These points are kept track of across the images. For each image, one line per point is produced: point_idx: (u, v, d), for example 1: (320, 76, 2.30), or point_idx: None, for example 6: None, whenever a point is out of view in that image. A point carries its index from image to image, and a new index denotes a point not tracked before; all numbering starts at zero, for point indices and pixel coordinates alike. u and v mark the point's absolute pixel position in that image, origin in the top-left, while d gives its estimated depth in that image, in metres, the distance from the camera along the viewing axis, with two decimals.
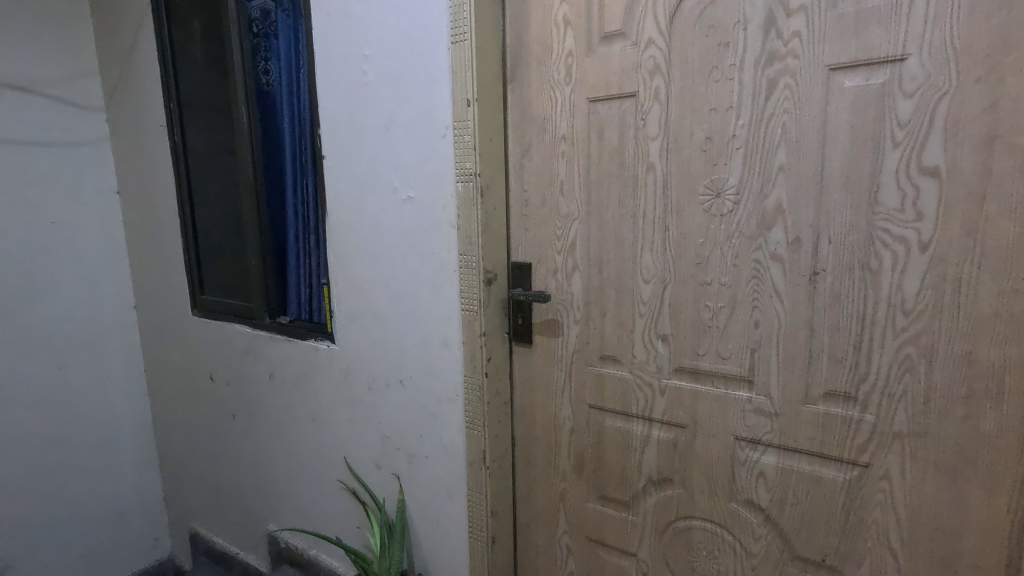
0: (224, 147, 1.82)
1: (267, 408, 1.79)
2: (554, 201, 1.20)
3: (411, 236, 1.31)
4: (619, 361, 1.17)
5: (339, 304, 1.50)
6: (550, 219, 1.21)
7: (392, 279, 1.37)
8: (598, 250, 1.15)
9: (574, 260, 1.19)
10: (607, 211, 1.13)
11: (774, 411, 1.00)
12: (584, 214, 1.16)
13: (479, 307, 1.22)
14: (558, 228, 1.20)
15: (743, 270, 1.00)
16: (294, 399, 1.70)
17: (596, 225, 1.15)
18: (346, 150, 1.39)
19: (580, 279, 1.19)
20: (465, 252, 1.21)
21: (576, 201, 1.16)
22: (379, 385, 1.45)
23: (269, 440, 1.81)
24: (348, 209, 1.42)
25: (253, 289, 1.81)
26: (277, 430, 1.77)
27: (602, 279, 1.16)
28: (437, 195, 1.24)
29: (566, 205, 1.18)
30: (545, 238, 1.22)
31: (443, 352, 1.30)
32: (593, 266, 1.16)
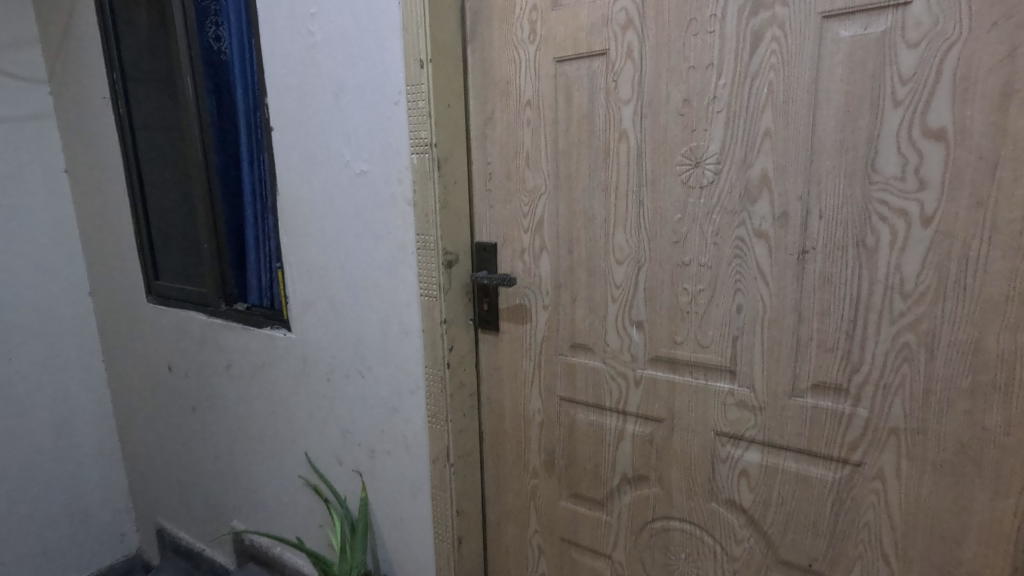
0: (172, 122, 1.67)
1: (227, 400, 1.69)
2: (520, 175, 1.08)
3: (366, 215, 1.19)
4: (591, 350, 1.07)
5: (293, 289, 1.39)
6: (516, 194, 1.10)
7: (347, 262, 1.26)
8: (568, 228, 1.04)
9: (542, 239, 1.08)
10: (576, 185, 1.02)
11: (758, 405, 0.91)
12: (551, 189, 1.05)
13: (439, 292, 1.11)
14: (524, 204, 1.09)
15: (724, 249, 0.89)
16: (252, 391, 1.60)
17: (566, 200, 1.04)
18: (295, 122, 1.27)
19: (548, 261, 1.08)
20: (422, 232, 1.10)
21: (543, 174, 1.05)
22: (338, 376, 1.35)
23: (231, 434, 1.71)
24: (300, 186, 1.30)
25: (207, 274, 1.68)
26: (238, 424, 1.68)
27: (572, 260, 1.05)
28: (391, 169, 1.13)
29: (532, 179, 1.07)
30: (512, 216, 1.11)
31: (402, 341, 1.20)
32: (562, 246, 1.06)
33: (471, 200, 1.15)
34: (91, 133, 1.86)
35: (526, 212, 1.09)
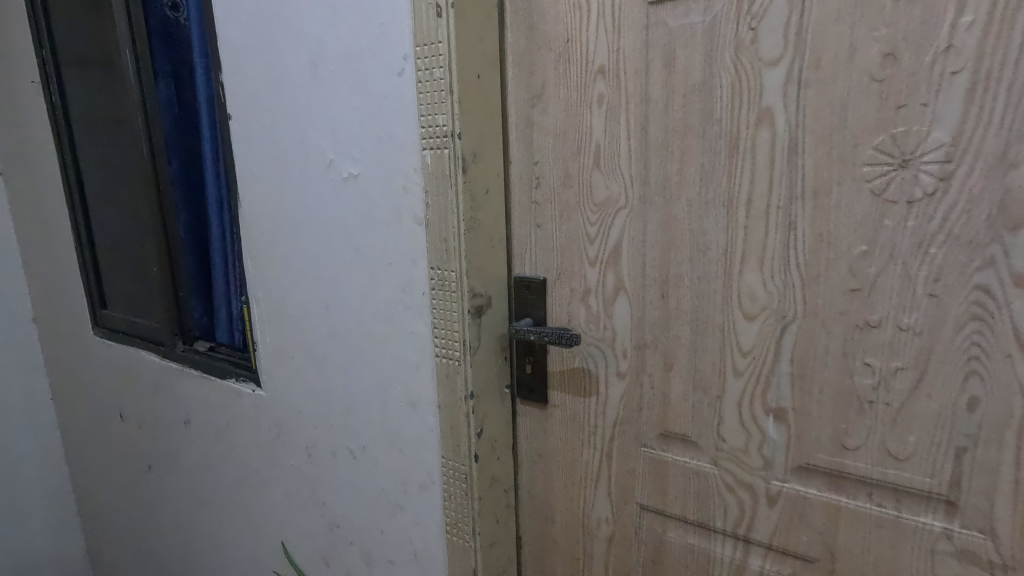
0: (112, 112, 1.30)
1: (186, 463, 1.33)
2: (585, 180, 0.73)
3: (357, 238, 0.84)
4: (694, 445, 0.71)
5: (261, 333, 1.03)
6: (578, 209, 0.74)
7: (333, 302, 0.90)
8: (662, 261, 0.69)
9: (618, 276, 0.72)
10: (679, 196, 0.66)
11: (998, 562, 0.55)
12: (636, 201, 0.69)
13: (463, 354, 0.76)
14: (590, 224, 0.73)
15: (948, 306, 0.53)
16: (215, 458, 1.24)
17: (660, 219, 0.68)
18: (256, 106, 0.90)
19: (628, 308, 0.72)
20: (439, 266, 0.74)
21: (622, 180, 0.70)
22: (321, 452, 1.00)
23: (192, 505, 1.36)
24: (266, 196, 0.94)
25: (156, 304, 1.31)
26: (200, 493, 1.33)
27: (667, 309, 0.70)
28: (393, 173, 0.77)
29: (604, 186, 0.71)
30: (571, 242, 0.75)
31: (409, 417, 0.85)
32: (651, 288, 0.70)
33: (509, 216, 0.80)
34: (22, 126, 1.51)
35: (594, 235, 0.73)
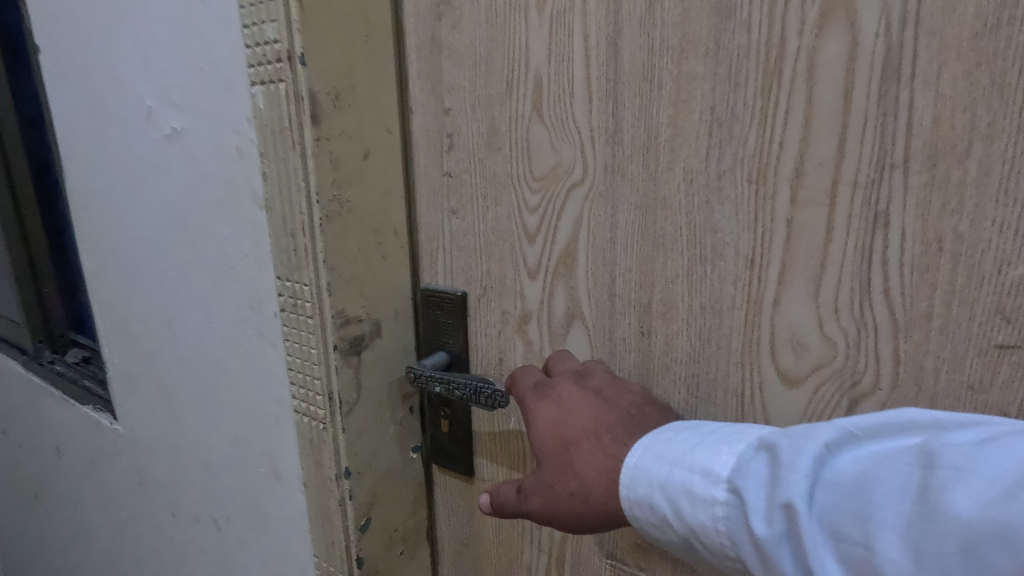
0: None
1: (54, 505, 1.06)
2: (519, 140, 0.44)
3: (193, 227, 0.56)
4: (688, 567, 0.45)
5: (109, 352, 0.76)
6: (510, 186, 0.46)
7: (177, 318, 0.63)
8: (642, 276, 0.41)
9: (572, 297, 0.45)
10: (673, 165, 0.38)
11: None
12: (601, 173, 0.41)
13: (330, 414, 0.48)
14: (527, 211, 0.45)
15: None
16: (82, 501, 0.98)
17: (638, 205, 0.40)
18: (59, 34, 0.62)
19: (589, 347, 0.45)
20: (289, 277, 0.47)
21: (578, 138, 0.41)
22: (187, 515, 0.73)
23: (65, 554, 1.09)
24: (88, 163, 0.66)
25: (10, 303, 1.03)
26: (71, 542, 1.05)
27: (648, 354, 0.42)
28: (223, 128, 0.49)
29: (550, 148, 0.43)
30: (500, 239, 0.47)
31: (276, 489, 0.58)
32: (624, 318, 0.43)
33: (413, 196, 0.52)
34: None
35: (536, 229, 0.45)
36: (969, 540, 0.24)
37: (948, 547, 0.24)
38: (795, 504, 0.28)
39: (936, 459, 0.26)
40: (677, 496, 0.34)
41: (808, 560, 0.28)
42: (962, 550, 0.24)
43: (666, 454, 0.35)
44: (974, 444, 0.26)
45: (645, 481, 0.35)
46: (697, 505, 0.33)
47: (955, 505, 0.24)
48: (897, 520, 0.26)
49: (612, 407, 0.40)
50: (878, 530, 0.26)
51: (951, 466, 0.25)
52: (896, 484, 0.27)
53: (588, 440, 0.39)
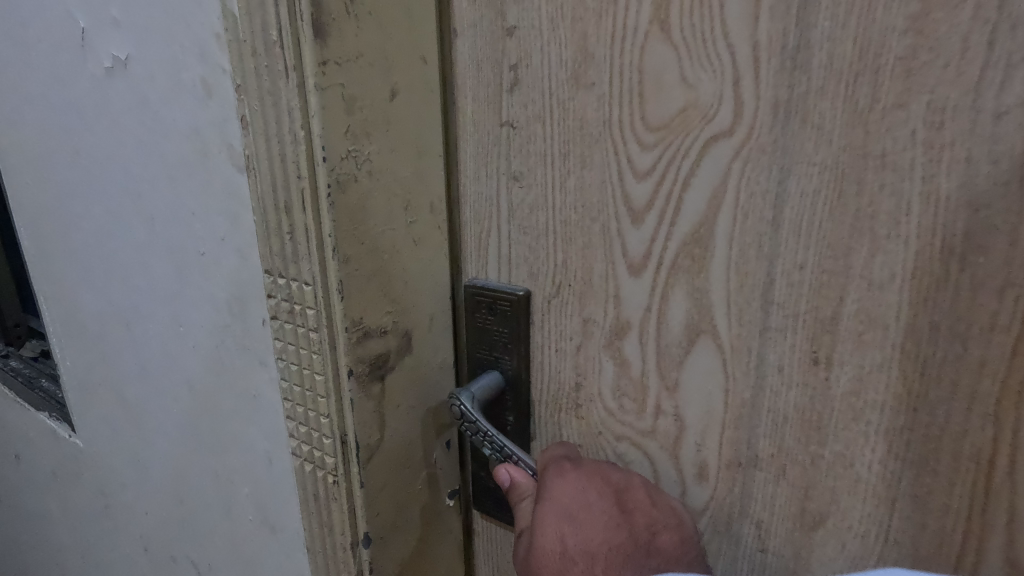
0: None
1: (10, 521, 0.91)
2: (626, 72, 0.30)
3: (150, 201, 0.41)
4: None
5: (61, 356, 0.61)
6: (605, 142, 0.31)
7: (138, 320, 0.49)
8: (825, 274, 0.27)
9: (700, 305, 0.31)
10: (907, 102, 0.24)
11: None
12: (768, 118, 0.27)
13: (344, 463, 0.35)
14: (633, 177, 0.31)
15: None
16: (37, 516, 0.84)
17: (829, 167, 0.26)
18: None
19: (721, 379, 0.31)
20: (283, 272, 0.32)
21: (726, 65, 0.27)
22: (163, 552, 0.60)
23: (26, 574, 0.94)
24: (14, 114, 0.50)
25: None
26: (32, 562, 0.91)
27: (822, 391, 0.29)
28: (185, 55, 0.34)
29: (681, 80, 0.28)
30: (587, 219, 0.33)
31: (269, 543, 0.45)
32: (787, 337, 0.29)
33: (457, 155, 0.37)
34: None
35: (647, 205, 0.31)
36: None
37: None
38: None
39: None
40: None
41: None
42: None
43: None
44: None
45: None
46: None
47: None
48: None
49: (630, 525, 0.33)
50: None
51: None
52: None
53: (585, 560, 0.32)
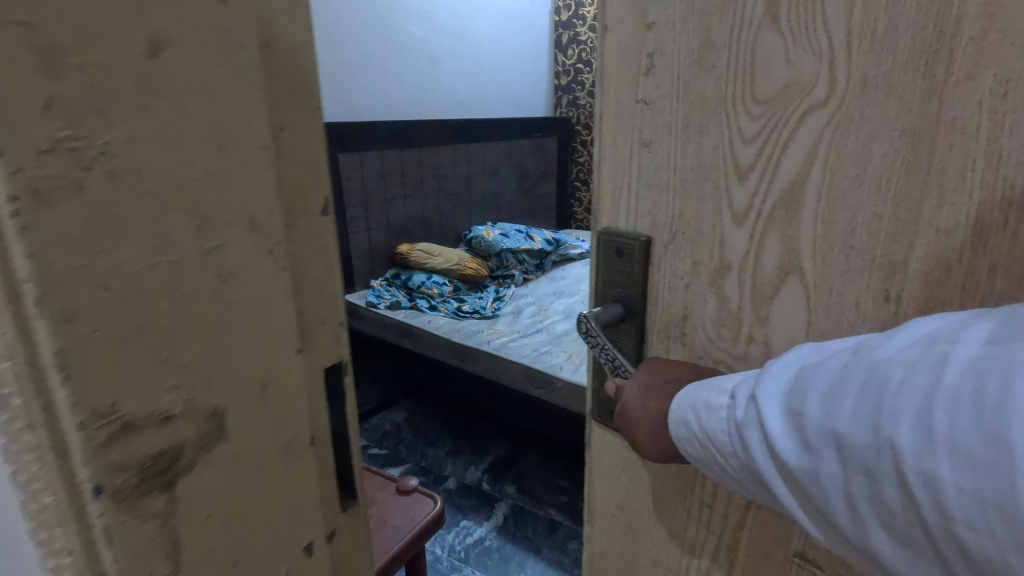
0: None
1: None
2: (739, 56, 0.44)
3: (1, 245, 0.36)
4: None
5: None
6: (722, 118, 0.46)
7: None
8: (903, 201, 0.39)
9: (790, 250, 0.45)
10: (975, 76, 0.34)
11: None
12: (855, 89, 0.39)
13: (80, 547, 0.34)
14: (741, 142, 0.45)
15: None
16: None
17: (907, 131, 0.37)
18: None
19: (803, 295, 0.45)
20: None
21: (825, 53, 0.39)
22: None
23: None
24: None
25: None
26: None
27: (886, 281, 0.41)
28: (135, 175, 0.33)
29: (779, 64, 0.42)
30: (701, 178, 0.49)
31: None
32: (867, 254, 0.41)
33: (299, 206, 0.44)
34: None
35: (749, 164, 0.46)
36: (867, 387, 0.34)
37: (851, 393, 0.34)
38: (760, 394, 0.39)
39: (867, 354, 0.36)
40: (696, 410, 0.45)
41: (782, 418, 0.37)
42: (855, 402, 0.34)
43: (779, 365, 0.40)
44: (897, 345, 0.35)
45: (681, 407, 0.47)
46: (709, 411, 0.44)
47: (874, 363, 0.34)
48: (831, 390, 0.36)
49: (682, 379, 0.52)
50: (809, 400, 0.36)
51: (881, 358, 0.34)
52: (829, 367, 0.37)
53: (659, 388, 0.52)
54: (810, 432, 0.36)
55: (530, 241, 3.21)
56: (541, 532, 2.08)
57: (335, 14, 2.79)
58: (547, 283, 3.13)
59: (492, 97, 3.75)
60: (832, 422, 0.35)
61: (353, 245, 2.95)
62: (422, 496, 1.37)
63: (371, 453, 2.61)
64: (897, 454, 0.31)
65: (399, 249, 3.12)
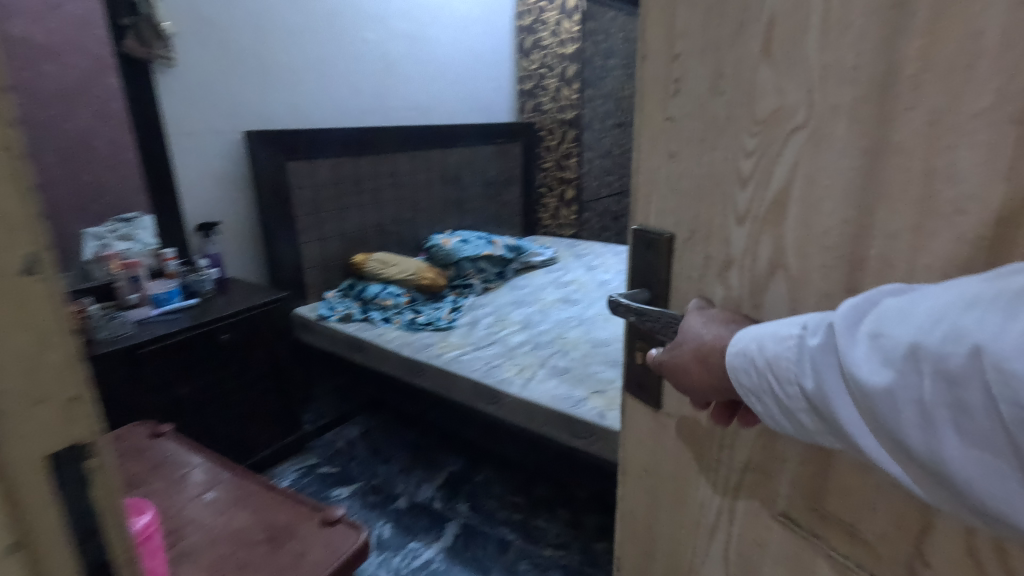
0: None
1: None
2: (742, 88, 0.61)
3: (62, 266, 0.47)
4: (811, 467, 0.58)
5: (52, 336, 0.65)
6: (728, 134, 0.64)
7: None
8: (860, 199, 0.55)
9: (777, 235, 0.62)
10: (910, 106, 0.50)
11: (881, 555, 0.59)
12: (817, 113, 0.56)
13: None
14: (744, 154, 0.63)
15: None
16: None
17: (855, 148, 0.54)
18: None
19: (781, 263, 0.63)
20: None
21: (806, 81, 0.56)
22: None
23: None
24: None
25: None
26: None
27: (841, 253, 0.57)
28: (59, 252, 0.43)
29: (773, 93, 0.59)
30: (713, 181, 0.67)
31: None
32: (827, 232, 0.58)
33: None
34: None
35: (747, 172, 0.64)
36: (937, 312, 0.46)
37: (922, 314, 0.47)
38: (838, 320, 0.53)
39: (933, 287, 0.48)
40: (764, 341, 0.59)
41: (861, 337, 0.51)
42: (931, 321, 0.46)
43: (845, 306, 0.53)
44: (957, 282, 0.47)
45: (745, 344, 0.61)
46: (779, 342, 0.57)
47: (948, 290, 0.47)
48: (905, 312, 0.48)
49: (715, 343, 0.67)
50: (888, 324, 0.49)
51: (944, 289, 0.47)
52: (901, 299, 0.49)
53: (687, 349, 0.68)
54: (888, 344, 0.48)
55: (489, 247, 3.55)
56: (492, 551, 2.31)
57: (287, 20, 2.97)
58: (506, 294, 3.35)
59: (453, 103, 4.10)
60: (907, 335, 0.47)
61: (305, 256, 3.13)
62: (347, 527, 1.64)
63: (322, 472, 2.87)
64: (964, 355, 0.44)
65: (355, 259, 3.32)
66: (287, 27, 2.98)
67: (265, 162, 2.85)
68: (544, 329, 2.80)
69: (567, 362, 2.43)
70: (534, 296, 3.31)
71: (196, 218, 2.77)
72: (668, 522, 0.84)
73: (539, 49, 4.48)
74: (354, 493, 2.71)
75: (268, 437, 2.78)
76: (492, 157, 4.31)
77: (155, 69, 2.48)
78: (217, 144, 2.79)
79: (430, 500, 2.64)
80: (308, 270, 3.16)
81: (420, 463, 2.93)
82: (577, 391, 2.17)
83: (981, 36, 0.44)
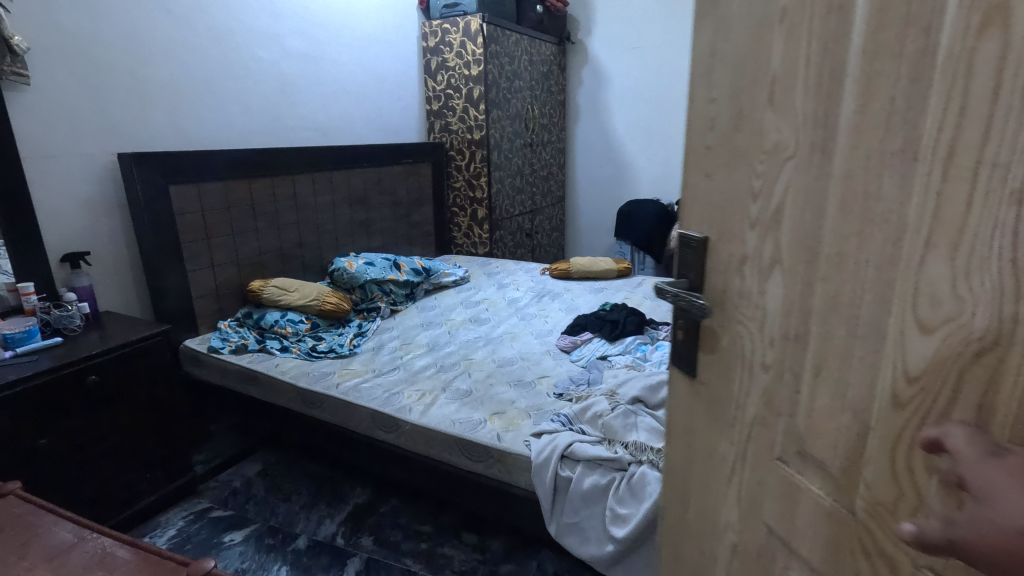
0: None
1: None
2: (754, 126, 0.82)
3: None
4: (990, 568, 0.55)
5: None
6: (744, 161, 0.84)
7: None
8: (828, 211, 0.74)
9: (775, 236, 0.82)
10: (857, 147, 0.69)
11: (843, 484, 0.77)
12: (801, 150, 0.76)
13: None
14: (756, 175, 0.83)
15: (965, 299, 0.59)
16: None
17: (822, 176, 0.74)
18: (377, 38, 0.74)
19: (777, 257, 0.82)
20: None
21: (796, 125, 0.76)
22: None
23: None
24: None
25: None
26: None
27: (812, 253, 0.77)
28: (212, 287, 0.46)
29: (774, 130, 0.79)
30: (733, 194, 0.87)
31: None
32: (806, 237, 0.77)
33: None
34: None
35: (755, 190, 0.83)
36: None
37: None
38: None
39: None
40: None
41: None
42: None
43: None
44: None
45: None
46: None
47: None
48: None
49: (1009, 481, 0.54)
50: None
51: None
52: None
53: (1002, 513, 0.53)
54: None
55: (393, 272, 3.64)
56: None
57: (155, 38, 2.89)
58: (414, 317, 3.48)
59: (354, 125, 4.16)
60: None
61: (195, 283, 3.04)
62: None
63: (213, 516, 2.76)
64: None
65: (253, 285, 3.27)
66: (160, 43, 2.91)
67: (144, 185, 2.73)
68: (448, 352, 2.94)
69: (469, 385, 2.58)
70: (441, 317, 3.44)
71: (61, 247, 2.63)
72: (700, 470, 1.04)
73: (445, 71, 4.63)
74: (247, 537, 2.62)
75: (151, 482, 2.64)
76: (403, 177, 4.40)
77: (6, 86, 2.35)
78: (85, 168, 2.68)
79: (332, 537, 2.62)
80: (198, 298, 3.07)
81: (322, 500, 2.88)
82: (476, 414, 2.31)
83: (895, 101, 0.64)
